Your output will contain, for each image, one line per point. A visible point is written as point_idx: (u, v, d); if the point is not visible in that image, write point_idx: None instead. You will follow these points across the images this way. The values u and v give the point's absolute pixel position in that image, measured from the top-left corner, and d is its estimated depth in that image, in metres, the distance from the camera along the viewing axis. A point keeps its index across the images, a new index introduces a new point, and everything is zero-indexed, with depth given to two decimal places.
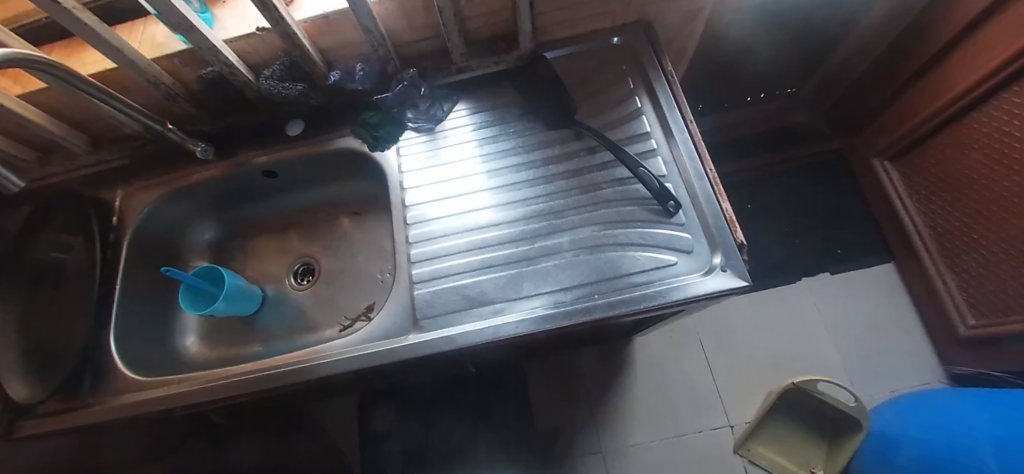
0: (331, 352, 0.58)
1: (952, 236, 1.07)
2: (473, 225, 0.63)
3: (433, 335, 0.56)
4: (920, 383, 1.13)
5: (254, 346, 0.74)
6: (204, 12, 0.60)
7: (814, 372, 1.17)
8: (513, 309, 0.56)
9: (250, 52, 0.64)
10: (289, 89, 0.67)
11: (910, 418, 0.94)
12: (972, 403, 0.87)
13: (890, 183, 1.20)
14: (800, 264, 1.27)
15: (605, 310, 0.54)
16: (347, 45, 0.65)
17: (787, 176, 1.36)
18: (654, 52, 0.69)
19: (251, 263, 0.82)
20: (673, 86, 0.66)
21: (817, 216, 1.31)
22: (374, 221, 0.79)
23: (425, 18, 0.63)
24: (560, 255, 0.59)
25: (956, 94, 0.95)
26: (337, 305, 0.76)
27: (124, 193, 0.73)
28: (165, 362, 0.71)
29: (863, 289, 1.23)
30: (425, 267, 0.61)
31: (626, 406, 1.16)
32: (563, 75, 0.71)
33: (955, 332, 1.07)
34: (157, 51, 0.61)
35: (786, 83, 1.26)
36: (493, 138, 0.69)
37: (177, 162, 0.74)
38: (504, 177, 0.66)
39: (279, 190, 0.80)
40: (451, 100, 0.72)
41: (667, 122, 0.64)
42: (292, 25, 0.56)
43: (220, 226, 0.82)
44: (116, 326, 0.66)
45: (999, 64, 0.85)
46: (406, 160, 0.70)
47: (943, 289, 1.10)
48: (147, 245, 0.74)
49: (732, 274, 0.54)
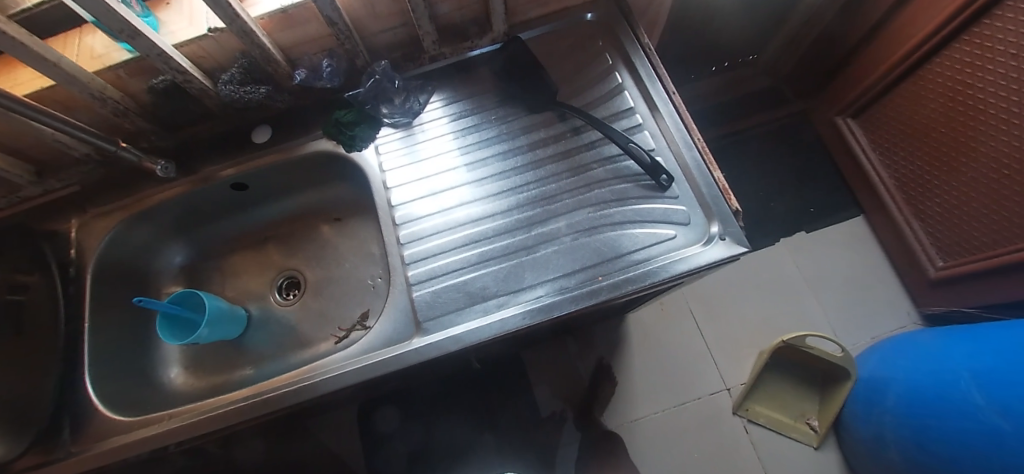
0: (331, 367, 0.56)
1: (916, 184, 1.12)
2: (463, 220, 0.61)
3: (437, 337, 0.54)
4: (897, 327, 1.19)
5: (244, 370, 0.70)
6: (147, 16, 0.55)
7: (800, 328, 1.21)
8: (517, 300, 0.55)
9: (205, 57, 0.58)
10: (253, 92, 0.62)
11: (893, 360, 0.99)
12: (949, 340, 0.93)
13: (855, 139, 1.24)
14: (778, 226, 1.31)
15: (611, 292, 0.54)
16: (310, 40, 0.61)
17: (758, 141, 1.38)
18: (628, 25, 0.68)
19: (228, 283, 0.77)
20: (650, 57, 0.65)
21: (789, 178, 1.34)
22: (358, 226, 0.76)
23: (391, 6, 0.60)
24: (558, 241, 0.58)
25: (912, 46, 0.98)
26: (329, 316, 0.73)
27: (80, 224, 0.67)
28: (148, 399, 0.66)
29: (838, 243, 1.28)
30: (420, 268, 0.59)
31: (626, 383, 1.18)
32: (540, 56, 0.69)
33: (925, 275, 1.13)
34: (99, 63, 0.55)
35: (750, 49, 1.28)
36: (473, 128, 0.66)
37: (134, 184, 0.69)
38: (489, 167, 0.64)
39: (251, 203, 0.75)
40: (425, 91, 0.68)
41: (650, 95, 0.63)
42: (248, 22, 0.51)
43: (190, 247, 0.76)
44: (89, 367, 0.61)
45: (949, 15, 0.89)
46: (385, 159, 0.66)
47: (912, 236, 1.15)
48: (112, 277, 0.68)
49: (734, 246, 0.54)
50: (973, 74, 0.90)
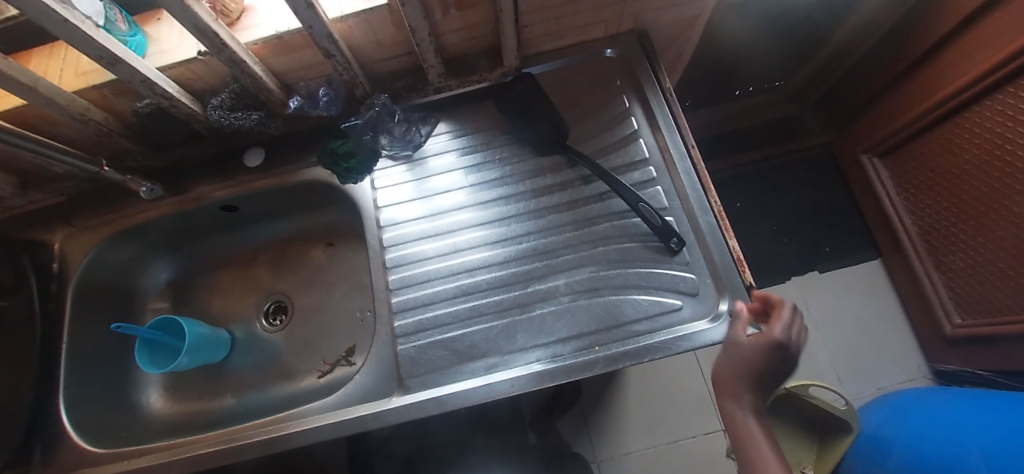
0: (308, 418, 0.53)
1: (940, 235, 1.06)
2: (460, 267, 0.57)
3: (420, 398, 0.51)
4: (905, 380, 1.15)
5: (225, 397, 0.68)
6: (134, 35, 0.51)
7: (803, 373, 1.17)
8: (509, 364, 0.52)
9: (195, 79, 0.55)
10: (243, 119, 0.59)
11: (904, 422, 0.91)
12: (966, 411, 0.86)
13: (879, 181, 1.17)
14: (790, 263, 1.26)
15: (608, 366, 0.50)
16: (307, 67, 0.57)
17: (777, 172, 1.32)
18: (650, 66, 0.63)
19: (214, 304, 0.74)
20: (671, 105, 0.61)
21: (806, 213, 1.29)
22: (350, 254, 0.73)
23: (395, 35, 0.55)
24: (556, 301, 0.55)
25: (947, 94, 0.92)
26: (315, 348, 0.70)
27: (64, 237, 0.66)
28: (123, 423, 0.64)
29: (851, 287, 1.23)
30: (408, 318, 0.56)
31: (619, 416, 1.15)
32: (552, 94, 0.64)
33: (941, 331, 1.09)
34: (84, 81, 0.51)
35: (776, 76, 1.21)
36: (478, 166, 0.62)
37: (119, 200, 0.66)
38: (491, 210, 0.60)
39: (242, 224, 0.72)
40: (428, 122, 0.64)
41: (668, 147, 0.59)
42: (239, 51, 0.47)
43: (177, 264, 0.74)
44: (65, 392, 0.60)
45: (991, 67, 0.82)
46: (383, 193, 0.63)
47: (931, 288, 1.10)
48: (92, 294, 0.66)
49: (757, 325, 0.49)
50: (1014, 129, 0.83)
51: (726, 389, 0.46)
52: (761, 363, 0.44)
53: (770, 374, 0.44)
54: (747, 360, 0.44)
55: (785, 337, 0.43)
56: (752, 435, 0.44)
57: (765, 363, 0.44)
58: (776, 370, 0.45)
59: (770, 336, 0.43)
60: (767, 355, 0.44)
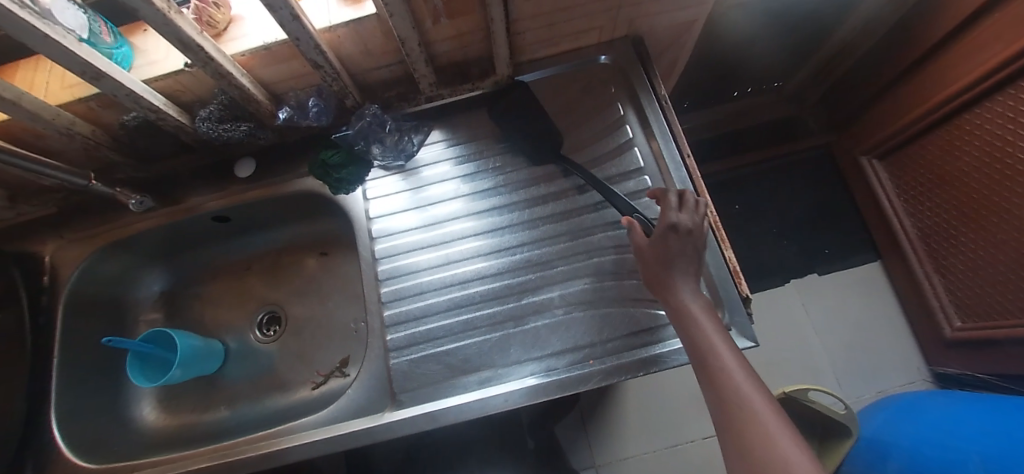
0: (299, 433, 0.53)
1: (939, 237, 1.05)
2: (453, 279, 0.57)
3: (412, 413, 0.51)
4: (905, 383, 1.14)
5: (218, 410, 0.68)
6: (119, 47, 0.50)
7: (803, 376, 1.16)
8: (503, 378, 0.52)
9: (183, 91, 0.54)
10: (231, 131, 0.59)
11: (905, 428, 0.89)
12: (967, 418, 0.84)
13: (878, 183, 1.16)
14: (789, 265, 1.25)
15: (603, 380, 0.50)
16: (295, 77, 0.56)
17: (776, 174, 1.31)
18: (645, 72, 0.62)
19: (207, 314, 0.74)
20: (666, 113, 0.60)
21: (805, 215, 1.28)
22: (344, 264, 0.72)
23: (385, 45, 0.54)
24: (550, 314, 0.54)
25: (947, 96, 0.91)
26: (309, 359, 0.70)
27: (54, 249, 0.65)
28: (115, 436, 0.64)
29: (851, 289, 1.22)
30: (401, 332, 0.55)
31: (617, 421, 1.15)
32: (545, 101, 0.63)
33: (941, 334, 1.08)
34: (69, 94, 0.50)
35: (774, 77, 1.20)
36: (471, 175, 0.62)
37: (110, 211, 0.65)
38: (485, 221, 0.59)
39: (234, 235, 0.72)
40: (421, 131, 0.64)
41: (663, 156, 0.58)
42: (225, 64, 0.47)
43: (170, 274, 0.74)
44: (56, 406, 0.60)
45: (990, 69, 0.81)
46: (375, 203, 0.62)
47: (930, 291, 1.09)
48: (84, 307, 0.65)
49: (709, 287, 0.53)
50: (1015, 131, 0.82)
51: (660, 288, 0.47)
52: (667, 252, 0.47)
53: (681, 258, 0.47)
54: (656, 257, 0.47)
55: (679, 220, 0.46)
56: (705, 338, 0.42)
57: (671, 251, 0.47)
58: (688, 255, 0.47)
59: (664, 221, 0.46)
60: (671, 240, 0.46)
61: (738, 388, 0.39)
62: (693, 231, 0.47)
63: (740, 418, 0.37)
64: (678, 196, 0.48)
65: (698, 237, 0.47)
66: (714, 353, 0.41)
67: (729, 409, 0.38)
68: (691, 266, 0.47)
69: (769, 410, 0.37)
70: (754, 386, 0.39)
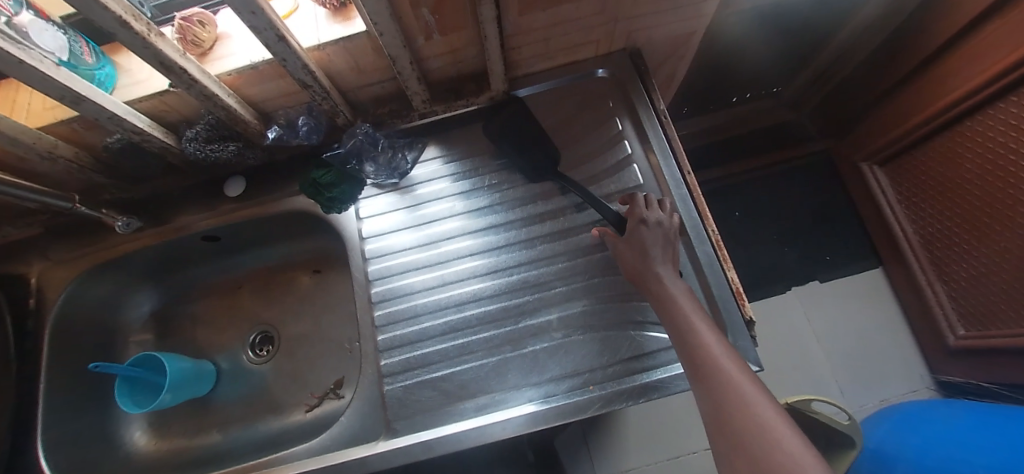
0: (291, 464, 0.51)
1: (941, 245, 1.04)
2: (449, 301, 0.55)
3: (407, 442, 0.49)
4: (908, 391, 1.13)
5: (210, 434, 0.66)
6: (102, 67, 0.49)
7: (806, 386, 1.15)
8: (501, 404, 0.50)
9: (168, 111, 0.52)
10: (219, 150, 0.57)
11: (910, 438, 0.84)
12: (977, 433, 0.80)
13: (879, 189, 1.15)
14: (791, 273, 1.23)
15: (603, 407, 0.48)
16: (285, 95, 0.55)
17: (776, 180, 1.30)
18: (643, 86, 0.61)
19: (198, 335, 0.72)
20: (665, 128, 0.59)
21: (806, 221, 1.27)
22: (338, 281, 0.71)
23: (376, 62, 0.53)
24: (549, 337, 0.53)
25: (947, 103, 0.90)
26: (302, 380, 0.68)
27: (40, 271, 0.63)
28: (104, 463, 0.62)
29: (853, 297, 1.21)
30: (395, 357, 0.54)
31: (619, 433, 1.13)
32: (542, 116, 0.62)
33: (944, 342, 1.07)
34: (51, 116, 0.49)
35: (773, 82, 1.19)
36: (466, 192, 0.60)
37: (96, 232, 0.64)
38: (481, 240, 0.58)
39: (226, 253, 0.70)
40: (415, 148, 0.62)
41: (662, 173, 0.57)
42: (209, 85, 0.45)
43: (160, 294, 0.72)
44: (43, 434, 0.58)
45: (991, 77, 0.80)
46: (369, 222, 0.61)
47: (933, 298, 1.08)
48: (71, 330, 0.64)
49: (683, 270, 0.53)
50: (1015, 138, 0.81)
51: (639, 279, 0.49)
52: (642, 245, 0.49)
53: (657, 246, 0.49)
54: (631, 250, 0.49)
55: (649, 214, 0.50)
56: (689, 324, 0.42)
57: (644, 244, 0.49)
58: (662, 247, 0.49)
59: (636, 215, 0.50)
60: (643, 232, 0.49)
61: (717, 364, 0.39)
62: (664, 225, 0.50)
63: (720, 392, 0.38)
64: (645, 198, 0.52)
65: (669, 228, 0.50)
66: (693, 333, 0.42)
67: (708, 384, 0.39)
68: (666, 256, 0.49)
69: (749, 384, 0.38)
70: (732, 360, 0.39)
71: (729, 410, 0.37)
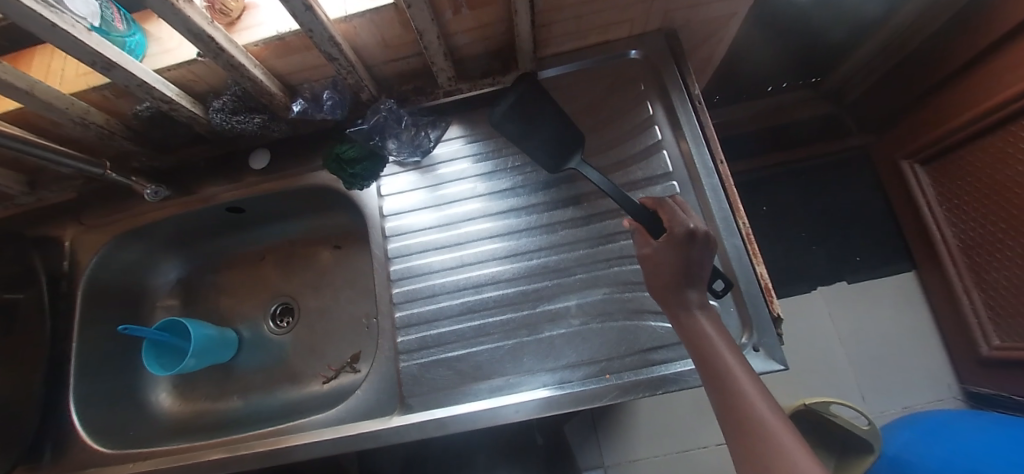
0: (307, 432, 0.53)
1: (981, 250, 0.98)
2: (467, 283, 0.55)
3: (421, 418, 0.50)
4: (932, 399, 1.10)
5: (231, 399, 0.68)
6: (133, 34, 0.49)
7: (824, 387, 1.12)
8: (516, 387, 0.50)
9: (196, 81, 0.53)
10: (245, 122, 0.57)
11: (934, 446, 0.78)
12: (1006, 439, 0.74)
13: (919, 189, 1.09)
14: (817, 272, 1.19)
15: (619, 396, 0.48)
16: (310, 68, 0.54)
17: (808, 175, 1.25)
18: (678, 70, 0.58)
19: (221, 303, 0.74)
20: (699, 114, 0.56)
21: (837, 219, 1.22)
22: (357, 258, 0.71)
23: (403, 37, 0.52)
24: (566, 323, 0.52)
25: (1000, 100, 0.84)
26: (320, 352, 0.69)
27: (73, 235, 0.66)
28: (131, 420, 0.65)
29: (881, 299, 1.17)
30: (411, 335, 0.54)
31: (628, 423, 1.12)
32: (570, 98, 0.60)
33: (976, 351, 1.03)
34: (83, 82, 0.49)
35: (812, 71, 1.13)
36: (489, 173, 0.59)
37: (126, 199, 0.65)
38: (502, 222, 0.57)
39: (250, 226, 0.71)
40: (439, 126, 0.62)
41: (693, 161, 0.55)
42: (236, 55, 0.45)
43: (186, 263, 0.74)
44: (75, 390, 0.61)
45: None
46: (390, 200, 0.61)
47: (968, 306, 1.03)
48: (102, 293, 0.66)
49: (724, 283, 0.49)
50: None
51: (669, 298, 0.44)
52: (682, 261, 0.44)
53: (688, 264, 0.44)
54: (670, 265, 0.44)
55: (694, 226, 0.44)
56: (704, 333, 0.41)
57: (686, 261, 0.44)
58: (702, 266, 0.44)
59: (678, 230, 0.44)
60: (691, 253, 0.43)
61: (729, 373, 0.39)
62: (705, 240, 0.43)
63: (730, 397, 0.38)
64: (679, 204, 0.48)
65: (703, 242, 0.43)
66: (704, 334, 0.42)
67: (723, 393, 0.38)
68: (703, 275, 0.44)
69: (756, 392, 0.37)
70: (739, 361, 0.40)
71: (737, 408, 0.37)
